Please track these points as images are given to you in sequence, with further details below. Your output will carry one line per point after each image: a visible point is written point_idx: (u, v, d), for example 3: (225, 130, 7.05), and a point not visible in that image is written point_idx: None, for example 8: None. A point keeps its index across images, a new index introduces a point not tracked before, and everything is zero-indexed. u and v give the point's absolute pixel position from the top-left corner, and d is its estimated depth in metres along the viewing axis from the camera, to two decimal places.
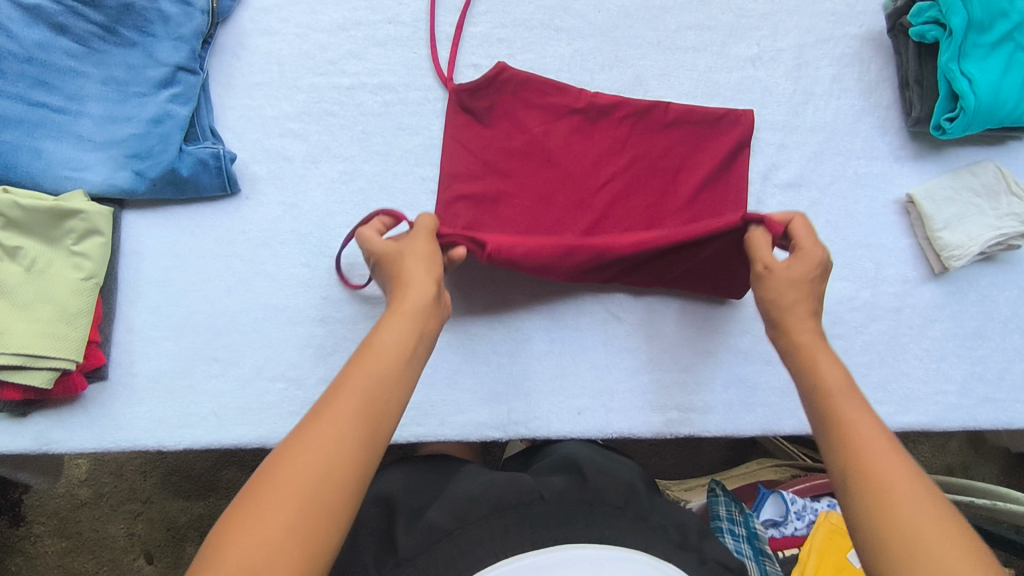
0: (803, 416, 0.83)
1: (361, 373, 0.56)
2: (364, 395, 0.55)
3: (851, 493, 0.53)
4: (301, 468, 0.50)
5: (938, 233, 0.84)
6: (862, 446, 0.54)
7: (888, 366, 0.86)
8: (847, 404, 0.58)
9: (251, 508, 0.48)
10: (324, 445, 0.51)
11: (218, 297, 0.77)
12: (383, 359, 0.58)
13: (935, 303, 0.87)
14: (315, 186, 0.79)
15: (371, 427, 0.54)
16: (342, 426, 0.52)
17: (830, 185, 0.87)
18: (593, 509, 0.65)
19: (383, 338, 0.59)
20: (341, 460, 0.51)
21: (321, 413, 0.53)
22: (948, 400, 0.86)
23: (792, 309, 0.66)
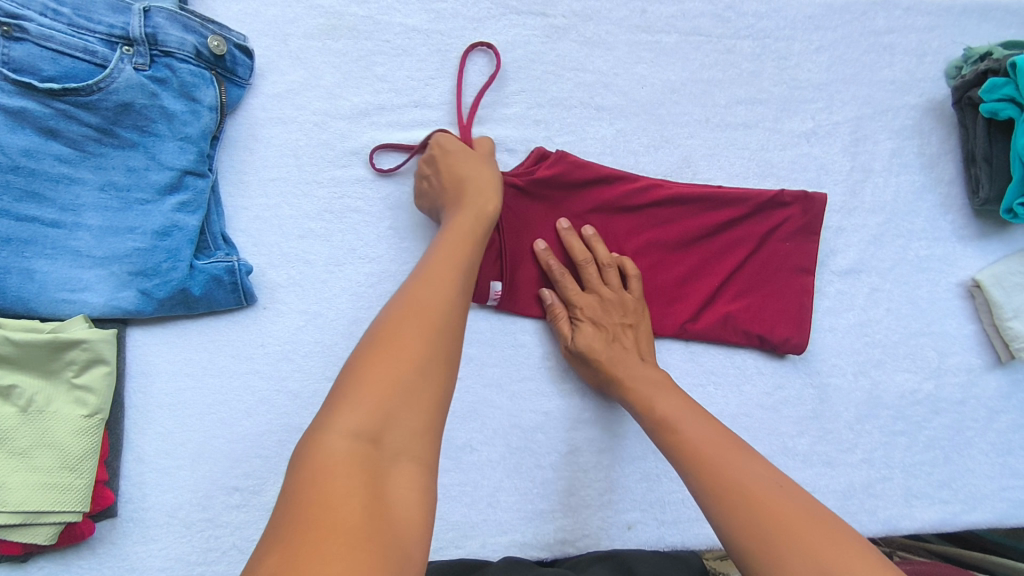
0: (867, 520, 0.79)
1: (444, 258, 0.54)
2: (455, 278, 0.52)
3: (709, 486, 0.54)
4: (413, 338, 0.46)
5: (1009, 322, 0.80)
6: (723, 471, 0.55)
7: (953, 462, 0.82)
8: (706, 441, 0.58)
9: (365, 369, 0.44)
10: (429, 316, 0.48)
11: (237, 420, 0.69)
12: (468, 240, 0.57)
13: (1001, 392, 0.83)
14: (339, 292, 0.72)
15: (461, 292, 0.52)
16: (446, 299, 0.50)
17: (891, 270, 0.83)
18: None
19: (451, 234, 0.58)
20: (447, 328, 0.48)
21: (419, 287, 0.50)
22: (1015, 496, 0.82)
23: (637, 396, 0.67)
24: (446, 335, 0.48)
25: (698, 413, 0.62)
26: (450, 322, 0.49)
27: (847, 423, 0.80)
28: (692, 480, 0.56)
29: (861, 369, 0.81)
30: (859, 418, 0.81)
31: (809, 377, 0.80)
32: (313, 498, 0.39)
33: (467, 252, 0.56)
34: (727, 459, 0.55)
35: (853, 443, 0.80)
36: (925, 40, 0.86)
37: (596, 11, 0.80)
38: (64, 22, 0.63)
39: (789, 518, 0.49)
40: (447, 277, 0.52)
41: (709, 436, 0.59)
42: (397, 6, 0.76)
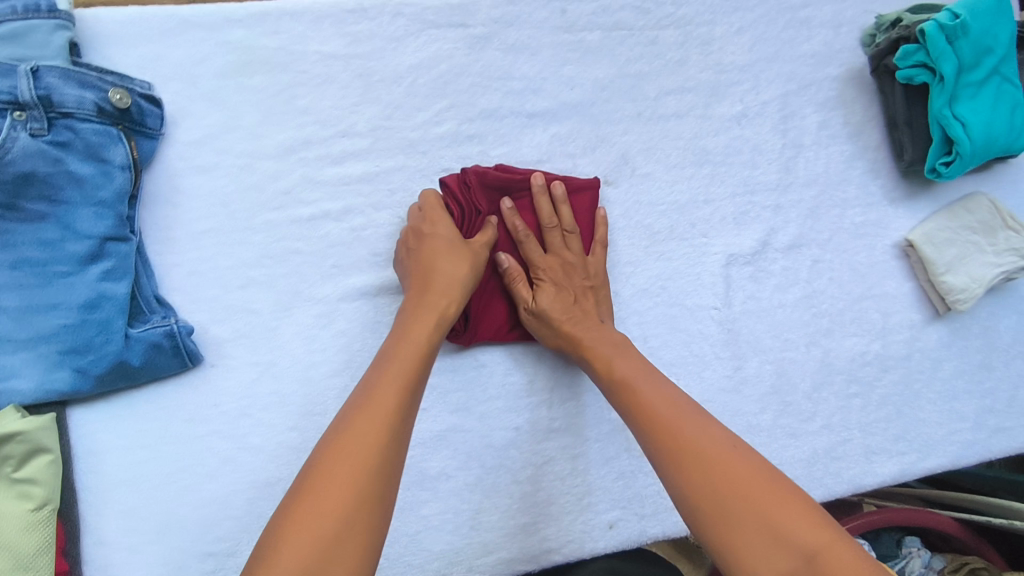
0: (832, 482, 0.83)
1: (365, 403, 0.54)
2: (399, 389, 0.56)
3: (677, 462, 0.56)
4: (350, 465, 0.50)
5: (943, 277, 0.84)
6: (718, 478, 0.54)
7: (906, 415, 0.86)
8: (694, 425, 0.58)
9: (298, 509, 0.48)
10: (372, 434, 0.52)
11: (200, 484, 0.66)
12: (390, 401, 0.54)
13: (942, 342, 0.88)
14: (291, 338, 0.69)
15: (394, 449, 0.52)
16: (369, 460, 0.50)
17: (830, 241, 0.85)
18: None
19: (391, 387, 0.55)
20: (366, 497, 0.49)
21: (339, 448, 0.51)
22: (963, 437, 0.88)
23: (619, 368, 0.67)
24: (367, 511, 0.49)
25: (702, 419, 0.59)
26: (381, 493, 0.50)
27: (806, 392, 0.83)
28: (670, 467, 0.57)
29: (813, 340, 0.84)
30: (815, 386, 0.83)
31: (765, 355, 0.82)
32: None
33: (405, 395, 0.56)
34: (709, 442, 0.56)
35: (813, 412, 0.83)
36: (839, 12, 0.88)
37: (517, 16, 0.78)
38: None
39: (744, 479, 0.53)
40: (394, 400, 0.55)
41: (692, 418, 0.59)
42: (311, 32, 0.72)
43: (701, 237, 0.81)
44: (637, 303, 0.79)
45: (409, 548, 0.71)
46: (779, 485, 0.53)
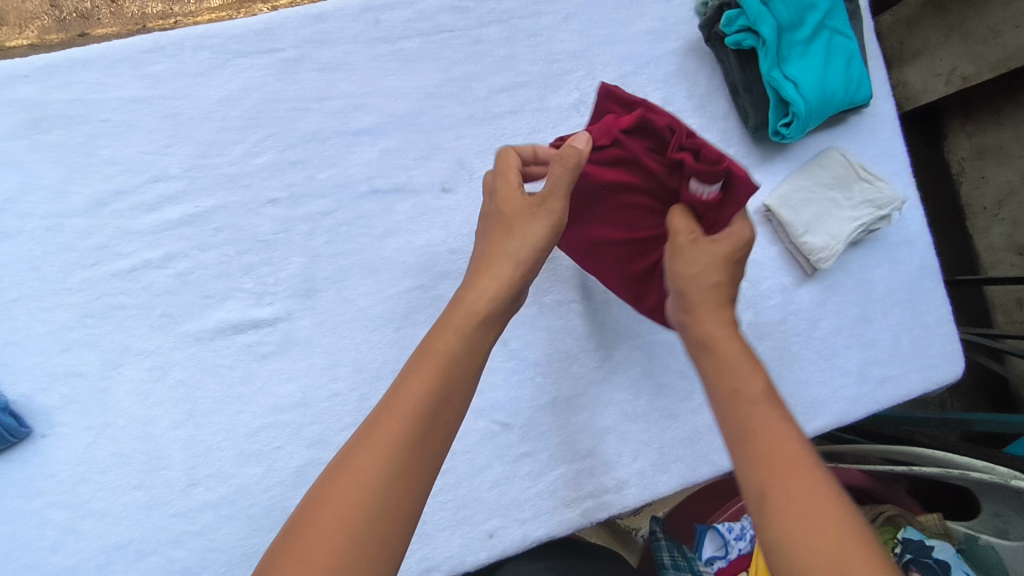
0: (717, 458, 0.82)
1: (416, 372, 0.51)
2: (404, 430, 0.47)
3: (745, 483, 0.49)
4: (364, 481, 0.45)
5: (803, 238, 0.82)
6: (770, 497, 0.47)
7: (786, 379, 0.86)
8: (769, 430, 0.50)
9: (310, 520, 0.44)
10: (367, 459, 0.46)
11: (43, 559, 0.64)
12: (443, 359, 0.52)
13: (816, 301, 0.87)
14: (124, 395, 0.68)
15: (421, 443, 0.48)
16: (394, 445, 0.47)
17: None
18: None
19: (419, 391, 0.50)
20: (388, 490, 0.45)
21: (383, 415, 0.48)
22: (849, 392, 0.87)
23: (722, 354, 0.56)
24: (378, 510, 0.44)
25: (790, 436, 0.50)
26: (400, 478, 0.46)
27: (680, 371, 0.82)
28: (745, 468, 0.49)
29: None
30: (689, 364, 0.82)
31: (633, 341, 0.81)
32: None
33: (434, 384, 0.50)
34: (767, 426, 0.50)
35: (690, 391, 0.82)
36: None
37: (327, 34, 0.75)
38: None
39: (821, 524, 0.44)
40: (413, 406, 0.49)
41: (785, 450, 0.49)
42: (107, 80, 0.70)
43: None
44: None
45: None
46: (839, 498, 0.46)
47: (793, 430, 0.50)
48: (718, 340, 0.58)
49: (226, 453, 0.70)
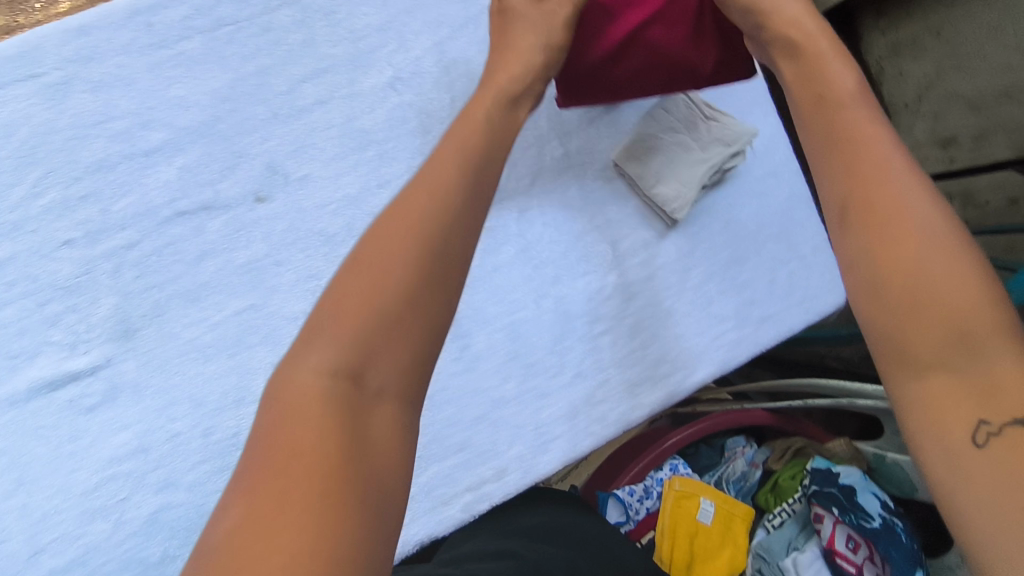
0: (598, 429, 0.81)
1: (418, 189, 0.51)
2: (386, 271, 0.46)
3: (859, 219, 0.48)
4: (347, 342, 0.44)
5: (654, 189, 0.80)
6: (891, 219, 0.47)
7: (661, 336, 0.83)
8: (891, 207, 0.47)
9: (299, 387, 0.43)
10: (392, 299, 0.45)
11: None
12: (373, 271, 0.46)
13: (683, 250, 0.84)
14: None
15: (418, 246, 0.48)
16: (390, 281, 0.46)
17: (532, 184, 0.80)
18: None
19: (397, 263, 0.47)
20: (385, 344, 0.45)
21: (357, 272, 0.47)
22: (729, 337, 0.85)
23: (832, 128, 0.53)
24: (371, 323, 0.45)
25: (926, 190, 0.48)
26: (377, 303, 0.45)
27: (546, 346, 0.80)
28: (851, 237, 0.48)
29: (541, 292, 0.80)
30: (555, 339, 0.80)
31: (493, 324, 0.79)
32: (308, 448, 0.41)
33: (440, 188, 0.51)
34: (923, 212, 0.47)
35: (560, 364, 0.80)
36: None
37: (93, 48, 0.68)
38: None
39: (929, 291, 0.44)
40: (382, 259, 0.47)
41: (926, 208, 0.47)
42: None
43: None
44: None
45: None
46: (967, 253, 0.45)
47: (925, 188, 0.47)
48: (834, 113, 0.54)
49: (68, 515, 0.65)
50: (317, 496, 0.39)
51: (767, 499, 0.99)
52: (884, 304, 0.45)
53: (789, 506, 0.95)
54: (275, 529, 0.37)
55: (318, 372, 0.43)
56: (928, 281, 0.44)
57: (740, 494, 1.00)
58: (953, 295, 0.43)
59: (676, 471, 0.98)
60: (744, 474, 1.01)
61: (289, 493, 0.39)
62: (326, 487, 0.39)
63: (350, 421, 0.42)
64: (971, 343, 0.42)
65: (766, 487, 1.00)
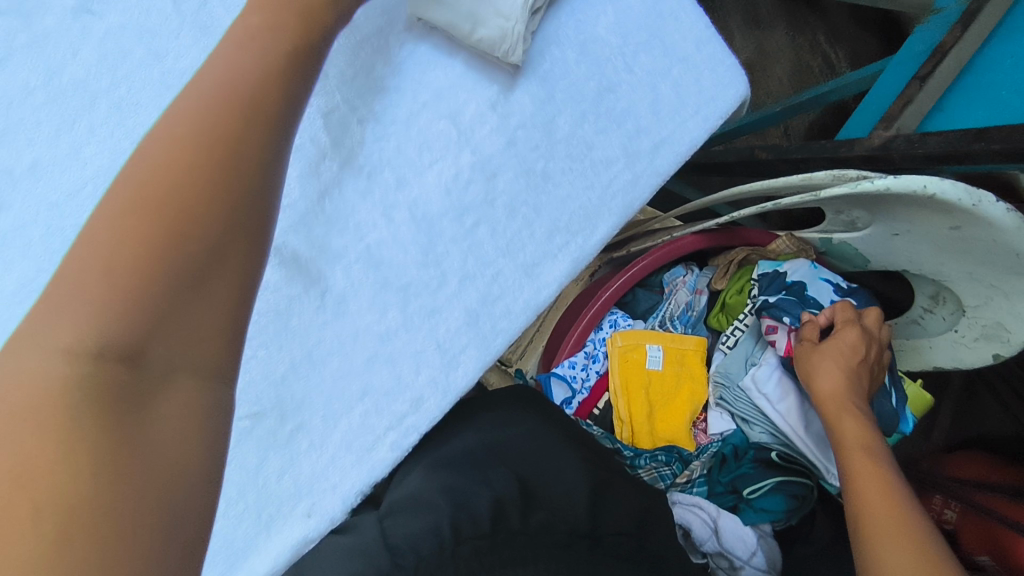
0: (509, 328, 0.72)
1: (209, 101, 0.36)
2: (161, 193, 0.33)
3: (837, 453, 0.63)
4: (104, 272, 0.31)
5: (475, 36, 0.65)
6: (848, 445, 0.63)
7: (546, 204, 0.72)
8: (853, 439, 0.63)
9: (29, 343, 0.30)
10: (163, 224, 0.32)
11: None
12: (143, 191, 0.33)
13: (537, 97, 0.70)
14: None
15: (213, 174, 0.34)
16: (160, 200, 0.33)
17: (326, 81, 0.66)
18: (456, 553, 0.50)
19: (164, 168, 0.34)
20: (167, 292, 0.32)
21: (111, 201, 0.33)
22: (624, 179, 0.73)
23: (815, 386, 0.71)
24: (154, 263, 0.32)
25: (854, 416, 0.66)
26: (163, 254, 0.32)
27: (418, 261, 0.69)
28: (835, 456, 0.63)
29: (388, 203, 0.69)
30: (425, 249, 0.69)
31: (346, 258, 0.67)
32: (57, 420, 0.28)
33: (243, 112, 0.37)
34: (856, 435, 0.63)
35: (441, 275, 0.70)
36: None
37: None
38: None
39: (867, 472, 0.59)
40: (151, 176, 0.33)
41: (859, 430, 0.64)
42: None
43: None
44: None
45: None
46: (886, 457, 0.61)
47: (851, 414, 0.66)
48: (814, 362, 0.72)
49: None
50: (79, 479, 0.27)
51: (720, 320, 0.92)
52: (853, 502, 0.57)
53: (742, 322, 0.88)
54: (14, 497, 0.26)
55: (71, 335, 0.30)
56: (862, 484, 0.58)
57: (690, 324, 0.92)
58: (869, 480, 0.58)
59: (617, 326, 0.89)
60: (689, 303, 0.92)
61: (27, 464, 0.27)
62: (94, 480, 0.28)
63: (129, 381, 0.31)
64: (869, 503, 0.56)
65: (715, 309, 0.92)
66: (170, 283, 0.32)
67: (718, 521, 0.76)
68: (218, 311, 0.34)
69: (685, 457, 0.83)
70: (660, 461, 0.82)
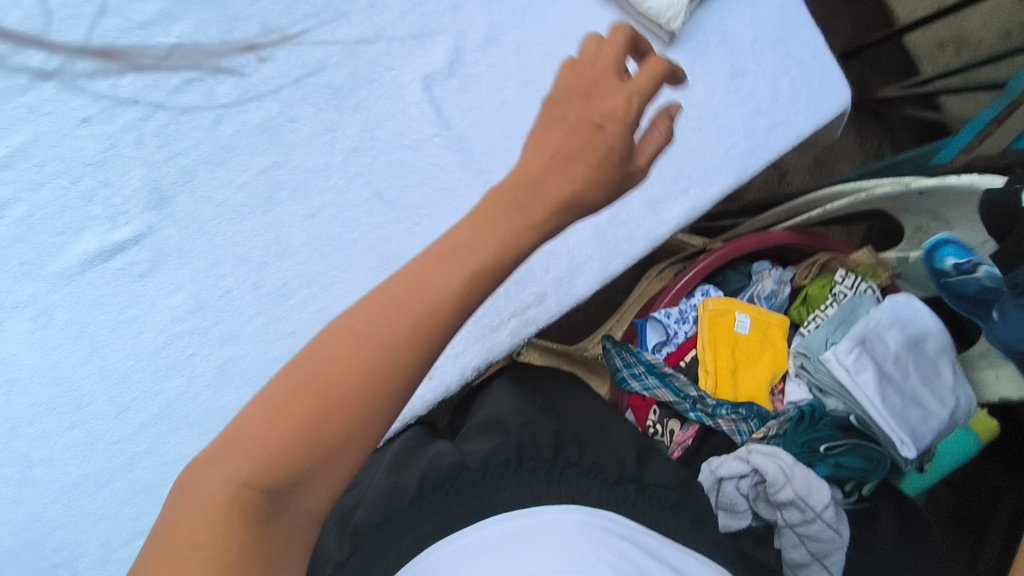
0: (626, 250, 0.83)
1: (395, 303, 0.43)
2: (365, 371, 0.41)
3: None
4: (290, 418, 0.40)
5: (646, 5, 0.81)
6: None
7: (675, 154, 0.85)
8: None
9: (229, 451, 0.40)
10: (346, 396, 0.40)
11: (8, 510, 0.70)
12: (356, 351, 0.41)
13: (683, 67, 0.85)
14: (19, 348, 0.70)
15: (379, 381, 0.41)
16: (336, 389, 0.40)
17: (526, 15, 0.81)
18: (518, 468, 0.66)
19: (375, 329, 0.42)
20: (311, 464, 0.39)
21: (331, 341, 0.42)
22: (741, 149, 0.87)
23: None
24: (297, 448, 0.39)
25: None
26: (325, 430, 0.40)
27: None
28: None
29: None
30: None
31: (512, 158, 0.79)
32: (207, 526, 0.37)
33: (422, 337, 0.42)
34: None
35: None
36: None
37: None
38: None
39: None
40: (360, 342, 0.42)
41: None
42: None
43: (388, 71, 0.77)
44: (356, 165, 0.76)
45: None
46: None
47: None
48: None
49: (144, 372, 0.72)
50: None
51: (801, 312, 1.01)
52: None
53: (823, 312, 0.96)
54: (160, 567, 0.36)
55: (235, 470, 0.39)
56: None
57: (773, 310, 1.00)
58: None
59: (708, 295, 0.98)
60: (773, 293, 1.01)
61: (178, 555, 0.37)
62: None
63: (262, 518, 0.38)
64: None
65: (797, 302, 1.01)
66: (320, 451, 0.39)
67: (791, 468, 0.80)
68: (331, 494, 0.40)
69: (763, 414, 0.89)
70: (740, 415, 0.89)
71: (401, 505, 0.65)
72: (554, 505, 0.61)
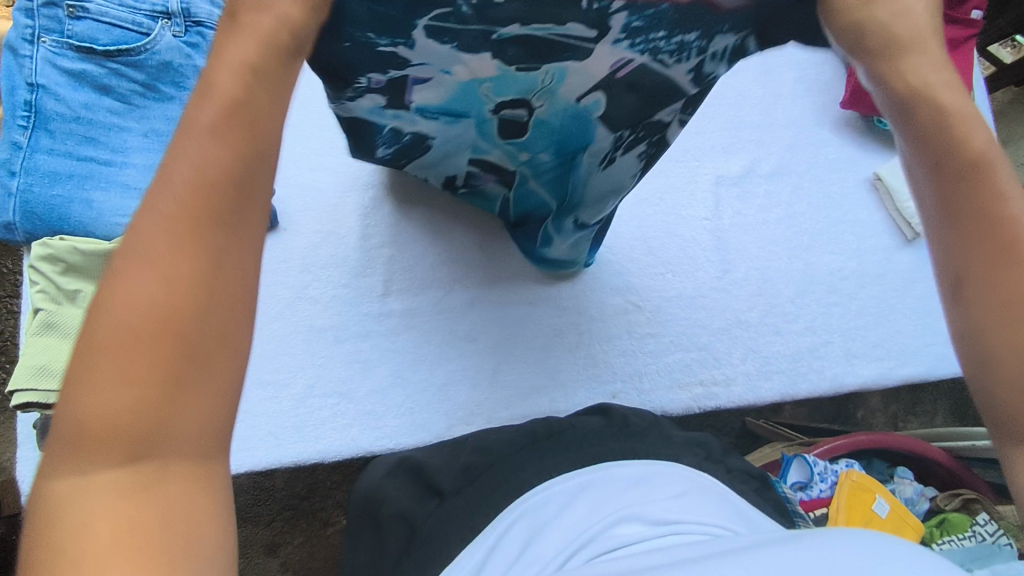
0: (810, 378, 0.90)
1: (168, 216, 0.29)
2: (200, 257, 0.29)
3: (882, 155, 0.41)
4: (128, 355, 0.27)
5: (907, 204, 0.97)
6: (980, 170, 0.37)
7: (884, 325, 0.93)
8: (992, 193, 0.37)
9: (89, 434, 0.27)
10: (184, 290, 0.28)
11: (267, 322, 0.82)
12: (133, 302, 0.28)
13: (915, 265, 0.96)
14: (349, 213, 0.88)
15: (233, 236, 0.30)
16: (176, 292, 0.28)
17: (808, 171, 1.00)
18: (623, 438, 0.60)
19: (139, 244, 0.28)
20: (205, 400, 0.28)
21: (120, 287, 0.28)
22: (940, 350, 0.92)
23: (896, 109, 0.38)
24: (172, 374, 0.28)
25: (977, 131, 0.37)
26: (207, 335, 0.29)
27: (789, 297, 0.93)
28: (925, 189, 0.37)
29: (794, 254, 0.96)
30: (799, 292, 0.94)
31: (750, 263, 0.94)
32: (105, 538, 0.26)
33: (249, 157, 0.31)
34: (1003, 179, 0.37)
35: (796, 314, 0.93)
36: None
37: None
38: (91, 19, 0.80)
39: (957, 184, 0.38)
40: (148, 267, 0.28)
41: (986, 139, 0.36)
42: None
43: (693, 160, 0.99)
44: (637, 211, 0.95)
45: (436, 397, 0.83)
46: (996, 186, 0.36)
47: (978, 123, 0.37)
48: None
49: (414, 275, 0.87)
50: None
51: (933, 532, 0.99)
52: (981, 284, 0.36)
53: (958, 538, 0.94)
54: None
55: (108, 479, 0.27)
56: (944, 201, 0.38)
57: None
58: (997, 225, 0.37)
59: (852, 468, 1.02)
60: (910, 501, 1.04)
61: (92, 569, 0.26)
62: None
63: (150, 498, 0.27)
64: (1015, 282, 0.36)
65: (932, 521, 1.00)
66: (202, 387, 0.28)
67: None
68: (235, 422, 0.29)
69: None
70: None
71: (490, 461, 0.57)
72: (650, 460, 0.56)
